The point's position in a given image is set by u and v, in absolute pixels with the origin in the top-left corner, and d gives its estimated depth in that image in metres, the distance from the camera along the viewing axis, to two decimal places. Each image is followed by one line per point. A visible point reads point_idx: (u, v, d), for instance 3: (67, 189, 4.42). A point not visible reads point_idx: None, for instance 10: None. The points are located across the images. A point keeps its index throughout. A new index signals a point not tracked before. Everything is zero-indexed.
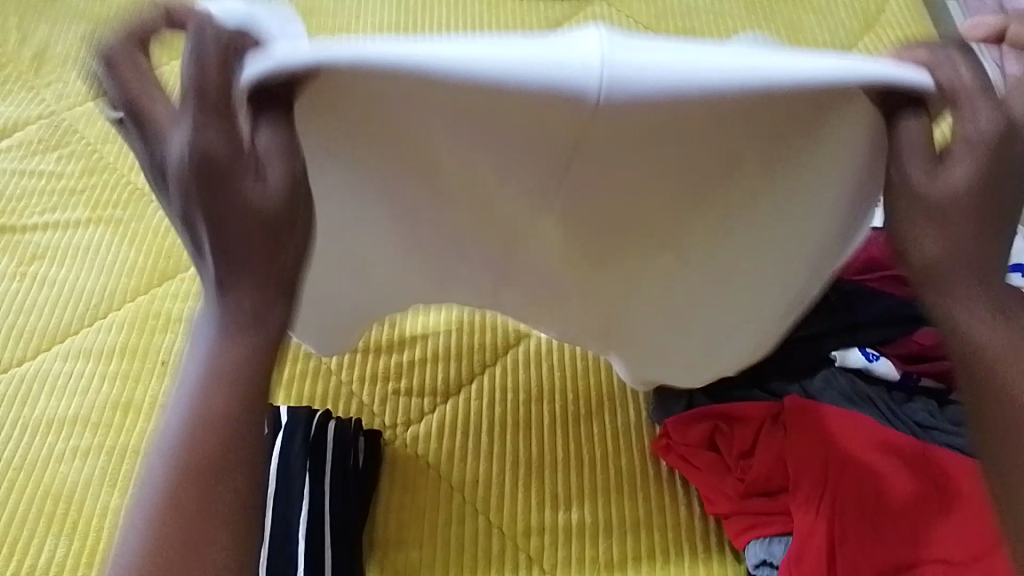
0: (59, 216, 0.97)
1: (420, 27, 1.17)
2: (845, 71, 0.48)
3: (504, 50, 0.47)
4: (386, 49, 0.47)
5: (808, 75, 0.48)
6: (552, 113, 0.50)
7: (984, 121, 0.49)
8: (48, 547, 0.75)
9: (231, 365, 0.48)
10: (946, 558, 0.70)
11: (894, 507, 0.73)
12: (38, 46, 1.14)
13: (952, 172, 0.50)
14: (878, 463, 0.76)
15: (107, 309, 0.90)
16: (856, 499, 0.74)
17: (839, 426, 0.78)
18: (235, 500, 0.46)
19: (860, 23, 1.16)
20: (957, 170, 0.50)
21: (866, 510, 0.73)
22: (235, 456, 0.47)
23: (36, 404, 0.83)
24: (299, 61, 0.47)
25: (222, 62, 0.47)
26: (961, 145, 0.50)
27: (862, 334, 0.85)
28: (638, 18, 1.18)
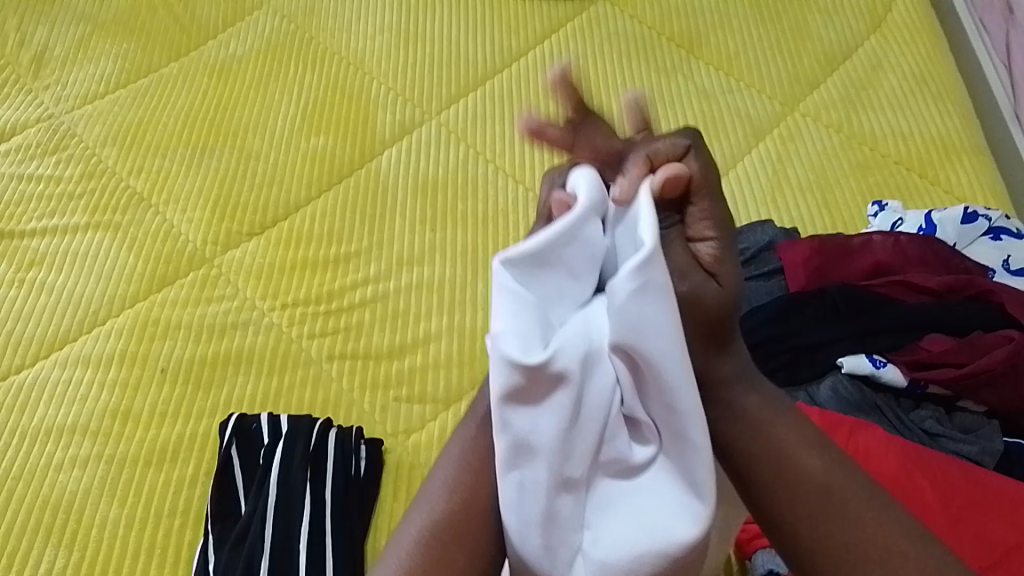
0: (57, 221, 0.95)
1: (421, 27, 1.16)
2: (661, 333, 0.48)
3: (510, 338, 0.49)
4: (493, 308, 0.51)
5: (658, 362, 0.48)
6: (546, 433, 0.48)
7: (700, 246, 0.55)
8: (48, 557, 0.74)
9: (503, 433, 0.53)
10: (1004, 539, 0.66)
11: (959, 500, 0.68)
12: (36, 48, 1.12)
13: (700, 249, 0.55)
14: (922, 467, 0.70)
15: (106, 315, 0.88)
16: (921, 485, 0.69)
17: (848, 422, 0.74)
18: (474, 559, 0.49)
19: (868, 25, 1.16)
20: (703, 251, 0.55)
21: (938, 495, 0.68)
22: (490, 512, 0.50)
23: (35, 412, 0.82)
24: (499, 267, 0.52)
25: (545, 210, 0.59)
26: (709, 249, 0.55)
27: (872, 341, 0.80)
28: (643, 19, 1.18)
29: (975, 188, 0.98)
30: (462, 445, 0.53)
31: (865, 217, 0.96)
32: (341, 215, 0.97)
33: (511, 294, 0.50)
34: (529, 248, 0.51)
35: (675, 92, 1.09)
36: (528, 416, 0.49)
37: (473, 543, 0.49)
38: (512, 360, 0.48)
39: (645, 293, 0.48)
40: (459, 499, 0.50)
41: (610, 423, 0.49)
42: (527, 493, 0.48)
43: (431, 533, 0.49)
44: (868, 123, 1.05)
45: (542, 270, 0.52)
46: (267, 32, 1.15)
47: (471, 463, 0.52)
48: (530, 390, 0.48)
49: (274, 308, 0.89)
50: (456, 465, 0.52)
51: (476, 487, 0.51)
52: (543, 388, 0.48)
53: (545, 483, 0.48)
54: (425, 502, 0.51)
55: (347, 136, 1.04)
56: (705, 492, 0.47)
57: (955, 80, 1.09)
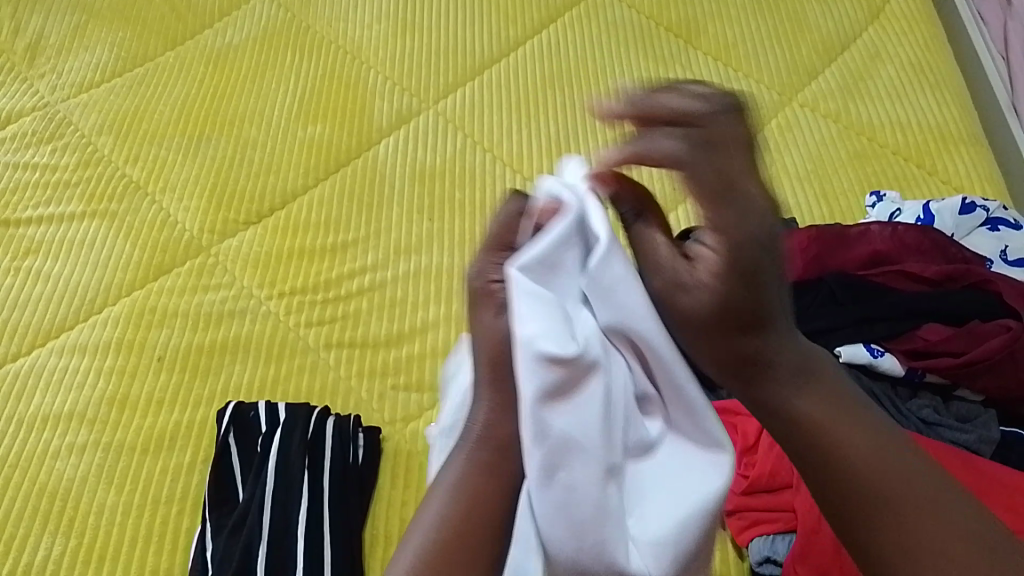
0: (53, 210, 0.95)
1: (418, 16, 1.16)
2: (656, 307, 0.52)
3: (539, 340, 0.49)
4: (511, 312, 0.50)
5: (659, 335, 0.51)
6: (581, 426, 0.49)
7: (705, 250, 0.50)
8: (45, 544, 0.74)
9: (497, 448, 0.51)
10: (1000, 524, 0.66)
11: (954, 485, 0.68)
12: (31, 36, 1.12)
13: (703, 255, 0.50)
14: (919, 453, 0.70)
15: (103, 304, 0.88)
16: None
17: None
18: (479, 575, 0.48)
19: (866, 15, 1.16)
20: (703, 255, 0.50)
21: None
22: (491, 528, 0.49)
23: (32, 400, 0.81)
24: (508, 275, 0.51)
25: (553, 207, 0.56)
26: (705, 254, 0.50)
27: (869, 329, 0.80)
28: (641, 9, 1.17)
29: (972, 177, 0.99)
30: (456, 467, 0.51)
31: (863, 207, 0.97)
32: (338, 204, 0.97)
33: (533, 296, 0.50)
34: (538, 251, 0.51)
35: (673, 81, 1.09)
36: (563, 409, 0.49)
37: (468, 567, 0.48)
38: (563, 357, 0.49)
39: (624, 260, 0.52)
40: (453, 523, 0.48)
41: (629, 405, 0.52)
42: (580, 490, 0.49)
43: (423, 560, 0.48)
44: (866, 113, 1.05)
45: (549, 273, 0.52)
46: (263, 20, 1.15)
47: (467, 485, 0.50)
48: (565, 387, 0.49)
49: (271, 297, 0.89)
50: (450, 490, 0.50)
51: (470, 512, 0.49)
52: (578, 382, 0.49)
53: (597, 475, 0.49)
54: (423, 523, 0.49)
55: (344, 126, 1.03)
56: (723, 443, 0.52)
57: (953, 71, 1.09)
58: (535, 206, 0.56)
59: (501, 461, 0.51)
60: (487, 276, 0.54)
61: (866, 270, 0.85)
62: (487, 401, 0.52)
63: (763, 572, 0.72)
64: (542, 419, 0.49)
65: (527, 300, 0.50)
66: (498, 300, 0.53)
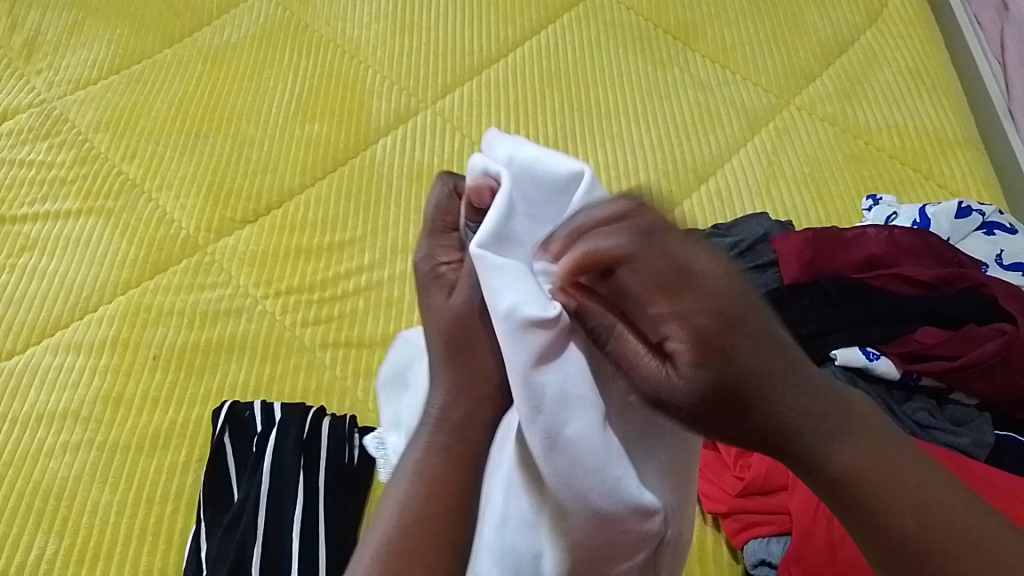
0: (49, 207, 0.95)
1: (417, 16, 1.16)
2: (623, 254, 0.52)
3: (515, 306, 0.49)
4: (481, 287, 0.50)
5: None
6: (568, 380, 0.49)
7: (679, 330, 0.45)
8: (38, 543, 0.74)
9: (454, 427, 0.50)
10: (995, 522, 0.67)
11: None
12: (28, 33, 1.12)
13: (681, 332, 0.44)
14: None
15: (98, 301, 0.88)
16: None
17: None
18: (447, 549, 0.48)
19: (863, 18, 1.16)
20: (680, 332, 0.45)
21: None
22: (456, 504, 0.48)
23: (26, 398, 0.81)
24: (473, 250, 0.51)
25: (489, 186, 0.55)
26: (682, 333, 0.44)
27: (865, 332, 0.80)
28: (639, 11, 1.18)
29: (968, 181, 0.99)
30: (418, 449, 0.50)
31: (859, 211, 0.97)
32: (335, 204, 0.96)
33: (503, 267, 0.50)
34: (492, 225, 0.51)
35: (670, 82, 1.09)
36: (549, 369, 0.49)
37: (433, 554, 0.47)
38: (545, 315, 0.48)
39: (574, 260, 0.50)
40: (414, 512, 0.48)
41: None
42: (587, 440, 0.48)
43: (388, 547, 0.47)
44: (862, 116, 1.05)
45: (506, 244, 0.51)
46: (261, 18, 1.15)
47: (432, 464, 0.49)
48: (548, 347, 0.49)
49: (268, 296, 0.89)
50: (411, 476, 0.49)
51: (433, 495, 0.48)
52: (560, 340, 0.49)
53: (597, 425, 0.49)
54: (394, 504, 0.49)
55: (341, 125, 1.03)
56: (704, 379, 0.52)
57: (949, 75, 1.10)
58: (475, 181, 0.55)
59: (462, 438, 0.50)
60: (435, 263, 0.56)
61: (862, 273, 0.85)
62: (441, 385, 0.52)
63: (758, 574, 0.72)
64: (535, 381, 0.48)
65: (494, 273, 0.50)
66: (447, 282, 0.55)
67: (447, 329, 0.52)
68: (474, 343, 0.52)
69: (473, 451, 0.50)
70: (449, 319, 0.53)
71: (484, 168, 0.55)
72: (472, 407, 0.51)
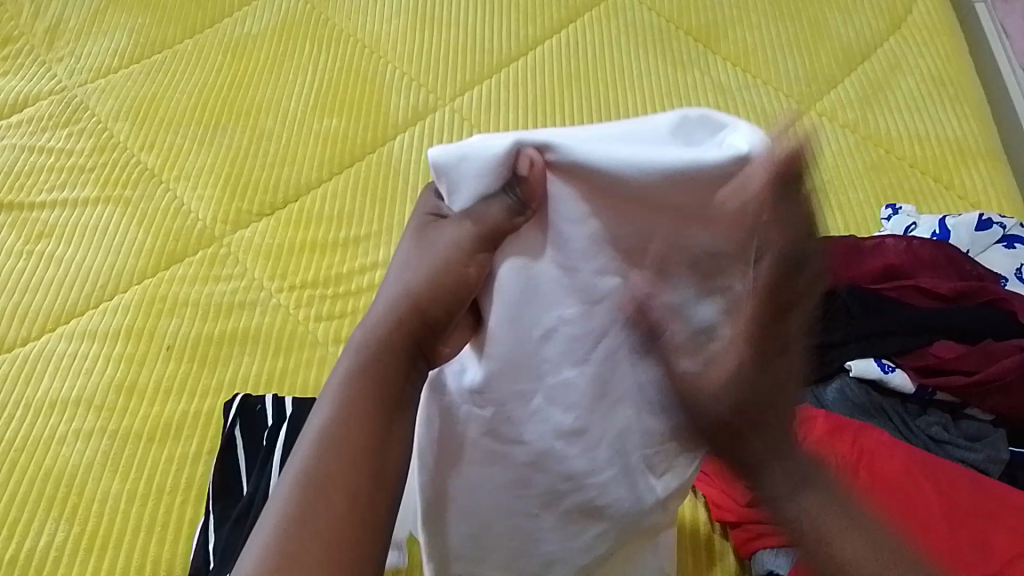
0: (67, 194, 0.95)
1: (438, 11, 1.16)
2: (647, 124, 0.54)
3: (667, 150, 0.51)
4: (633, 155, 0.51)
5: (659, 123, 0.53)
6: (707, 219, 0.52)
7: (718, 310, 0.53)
8: (48, 530, 0.74)
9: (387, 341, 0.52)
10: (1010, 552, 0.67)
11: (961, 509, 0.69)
12: (51, 20, 1.12)
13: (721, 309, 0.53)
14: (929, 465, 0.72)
15: (114, 290, 0.88)
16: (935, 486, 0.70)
17: (844, 420, 0.75)
18: (368, 483, 0.48)
19: (888, 24, 1.15)
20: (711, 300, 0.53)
21: (949, 501, 0.69)
22: (379, 429, 0.50)
23: (40, 384, 0.82)
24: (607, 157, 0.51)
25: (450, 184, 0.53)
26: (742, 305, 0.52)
27: (882, 343, 0.81)
28: (662, 12, 1.17)
29: (989, 193, 0.98)
30: (344, 373, 0.51)
31: (879, 220, 0.96)
32: (351, 198, 0.96)
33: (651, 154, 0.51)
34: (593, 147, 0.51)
35: (691, 85, 1.09)
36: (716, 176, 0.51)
37: (348, 482, 0.48)
38: (750, 147, 0.51)
39: (684, 134, 0.53)
40: (338, 438, 0.49)
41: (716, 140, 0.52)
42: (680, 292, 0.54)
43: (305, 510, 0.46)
44: (883, 124, 1.04)
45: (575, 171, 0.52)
46: (283, 11, 1.15)
47: (356, 392, 0.50)
48: (722, 179, 0.51)
49: (282, 290, 0.89)
50: (322, 436, 0.49)
51: (354, 436, 0.49)
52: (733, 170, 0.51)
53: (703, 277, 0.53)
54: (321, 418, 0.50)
55: (359, 119, 1.03)
56: None
57: (973, 83, 1.09)
58: (455, 163, 0.52)
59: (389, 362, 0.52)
60: (451, 260, 0.52)
61: (880, 283, 0.85)
62: (354, 348, 0.52)
63: None
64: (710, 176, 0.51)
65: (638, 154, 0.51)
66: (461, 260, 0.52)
67: (433, 306, 0.52)
68: (462, 285, 0.52)
69: (398, 385, 0.51)
70: (455, 277, 0.52)
71: (454, 154, 0.52)
72: (398, 369, 0.52)
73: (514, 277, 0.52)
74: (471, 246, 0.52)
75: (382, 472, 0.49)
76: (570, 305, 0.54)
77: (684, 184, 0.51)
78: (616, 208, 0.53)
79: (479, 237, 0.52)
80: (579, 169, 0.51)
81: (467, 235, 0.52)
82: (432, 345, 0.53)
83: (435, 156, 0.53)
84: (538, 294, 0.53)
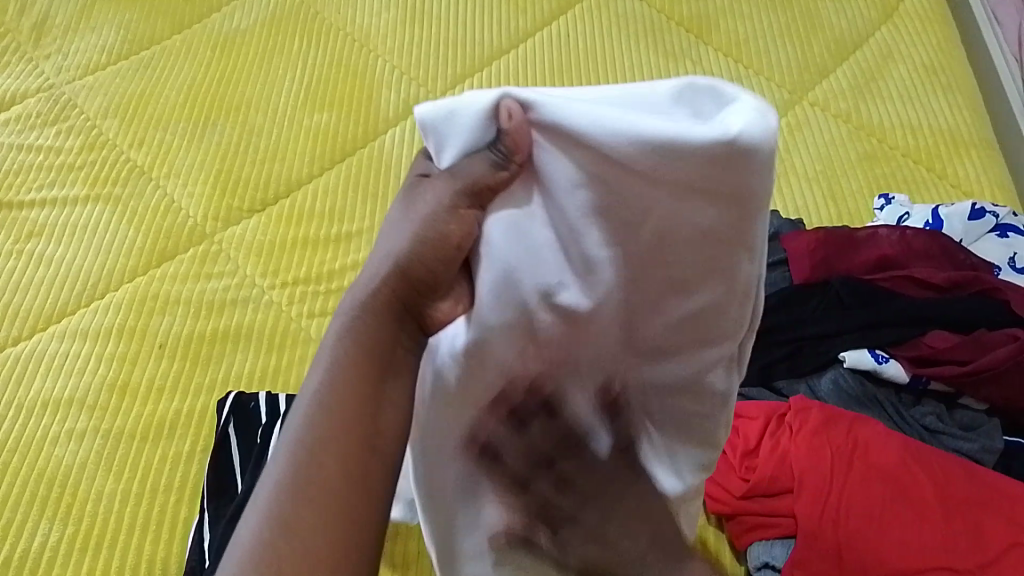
0: (57, 192, 0.94)
1: (429, 4, 1.15)
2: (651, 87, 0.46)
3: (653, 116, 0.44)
4: (615, 120, 0.44)
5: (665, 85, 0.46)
6: (706, 194, 0.44)
7: None
8: (42, 531, 0.73)
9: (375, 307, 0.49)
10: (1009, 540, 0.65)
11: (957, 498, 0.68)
12: (38, 17, 1.11)
13: None
14: (924, 454, 0.71)
15: (105, 288, 0.88)
16: (929, 476, 0.69)
17: (838, 411, 0.75)
18: (339, 478, 0.44)
19: (879, 14, 1.15)
20: None
21: (943, 491, 0.68)
22: (351, 418, 0.46)
23: (32, 384, 0.81)
24: (589, 123, 0.45)
25: (444, 140, 0.51)
26: None
27: (875, 334, 0.80)
28: (653, 3, 1.17)
29: (982, 182, 0.98)
30: (329, 345, 0.48)
31: (872, 210, 0.96)
32: (343, 193, 0.96)
33: (629, 118, 0.44)
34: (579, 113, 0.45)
35: (683, 77, 1.08)
36: (713, 155, 0.43)
37: (325, 488, 0.44)
38: (744, 127, 0.42)
39: (691, 102, 0.46)
40: (312, 432, 0.45)
41: (736, 108, 0.43)
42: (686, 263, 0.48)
43: (299, 486, 0.43)
44: (876, 113, 1.04)
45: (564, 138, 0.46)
46: (273, 6, 1.14)
47: (336, 373, 0.47)
48: (719, 157, 0.43)
49: (274, 287, 0.89)
50: (312, 411, 0.46)
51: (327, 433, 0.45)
52: (731, 146, 0.43)
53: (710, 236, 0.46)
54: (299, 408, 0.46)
55: (350, 115, 1.03)
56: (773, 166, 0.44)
57: (965, 71, 1.09)
58: (448, 117, 0.50)
59: (374, 331, 0.49)
60: (436, 213, 0.49)
61: (873, 274, 0.85)
62: (343, 315, 0.50)
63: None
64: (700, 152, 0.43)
65: (620, 120, 0.44)
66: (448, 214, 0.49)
67: (415, 263, 0.49)
68: (443, 240, 0.49)
69: (381, 356, 0.49)
70: (438, 237, 0.49)
71: (446, 109, 0.50)
72: (387, 339, 0.49)
73: (502, 237, 0.49)
74: (456, 200, 0.49)
75: (353, 477, 0.45)
76: (563, 275, 0.49)
77: (674, 158, 0.44)
78: (601, 177, 0.46)
79: (464, 192, 0.49)
80: (563, 134, 0.46)
81: (454, 190, 0.49)
82: (421, 308, 0.50)
83: (426, 112, 0.50)
84: (529, 255, 0.49)
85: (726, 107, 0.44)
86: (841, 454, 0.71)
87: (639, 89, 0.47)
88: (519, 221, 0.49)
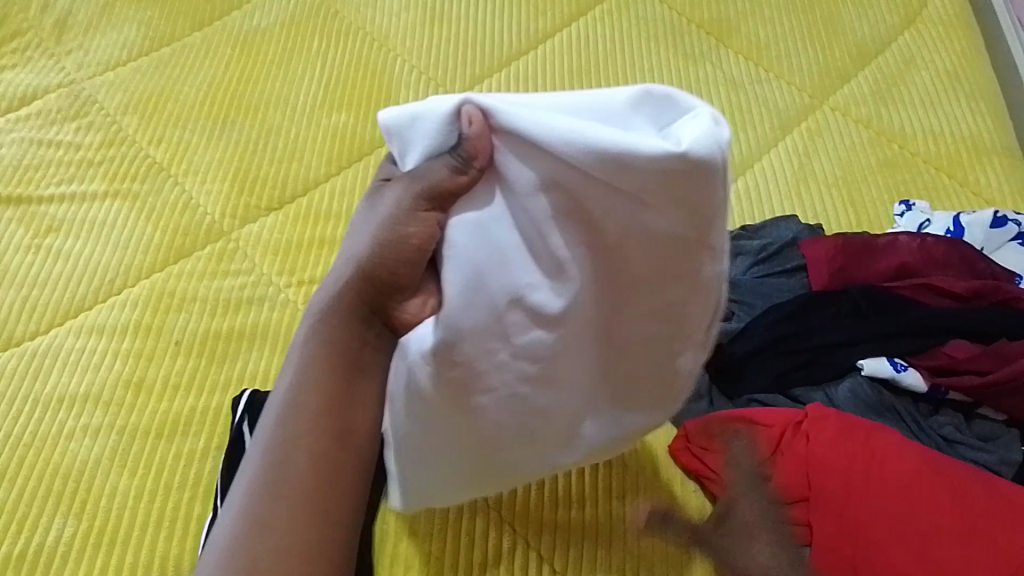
0: (76, 188, 0.95)
1: (450, 4, 1.15)
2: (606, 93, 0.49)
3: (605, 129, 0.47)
4: (571, 131, 0.47)
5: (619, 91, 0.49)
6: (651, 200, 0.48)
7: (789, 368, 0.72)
8: (56, 526, 0.73)
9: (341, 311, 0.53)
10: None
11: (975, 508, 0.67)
12: (60, 13, 1.12)
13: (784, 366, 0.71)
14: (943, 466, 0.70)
15: (122, 285, 0.88)
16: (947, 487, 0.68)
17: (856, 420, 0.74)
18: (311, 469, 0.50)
19: (902, 19, 1.15)
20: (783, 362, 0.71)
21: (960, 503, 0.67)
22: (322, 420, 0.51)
23: (48, 379, 0.81)
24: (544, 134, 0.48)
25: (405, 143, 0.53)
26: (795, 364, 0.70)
27: (893, 343, 0.80)
28: (674, 6, 1.16)
29: (1004, 189, 0.97)
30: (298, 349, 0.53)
31: (891, 216, 0.95)
32: (360, 193, 0.96)
33: (587, 131, 0.47)
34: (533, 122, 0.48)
35: (703, 80, 1.08)
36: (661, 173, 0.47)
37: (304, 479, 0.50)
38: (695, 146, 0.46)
39: (646, 111, 0.49)
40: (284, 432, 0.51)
41: (684, 129, 0.48)
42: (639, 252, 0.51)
43: (276, 485, 0.49)
44: (898, 120, 1.03)
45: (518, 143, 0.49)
46: (293, 5, 1.14)
47: (309, 374, 0.52)
48: (668, 176, 0.47)
49: (290, 285, 0.89)
50: (287, 409, 0.51)
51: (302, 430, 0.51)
52: (677, 167, 0.47)
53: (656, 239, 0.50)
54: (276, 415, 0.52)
55: (368, 115, 1.03)
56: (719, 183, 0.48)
57: (987, 78, 1.08)
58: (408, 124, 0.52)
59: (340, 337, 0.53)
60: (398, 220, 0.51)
61: (892, 282, 0.85)
62: (310, 317, 0.54)
63: None
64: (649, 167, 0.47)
65: (574, 131, 0.47)
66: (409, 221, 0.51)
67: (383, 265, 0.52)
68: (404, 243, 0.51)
69: (347, 356, 0.53)
70: (398, 238, 0.51)
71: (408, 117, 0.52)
72: (349, 338, 0.53)
73: (467, 240, 0.50)
74: (415, 206, 0.51)
75: (337, 468, 0.51)
76: (529, 268, 0.51)
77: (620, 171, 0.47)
78: (563, 184, 0.49)
79: (424, 195, 0.50)
80: (519, 140, 0.49)
81: (410, 193, 0.51)
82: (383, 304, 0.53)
83: (389, 120, 0.52)
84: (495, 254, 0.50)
85: (679, 125, 0.48)
86: (857, 462, 0.71)
87: (589, 94, 0.50)
88: (485, 224, 0.50)
